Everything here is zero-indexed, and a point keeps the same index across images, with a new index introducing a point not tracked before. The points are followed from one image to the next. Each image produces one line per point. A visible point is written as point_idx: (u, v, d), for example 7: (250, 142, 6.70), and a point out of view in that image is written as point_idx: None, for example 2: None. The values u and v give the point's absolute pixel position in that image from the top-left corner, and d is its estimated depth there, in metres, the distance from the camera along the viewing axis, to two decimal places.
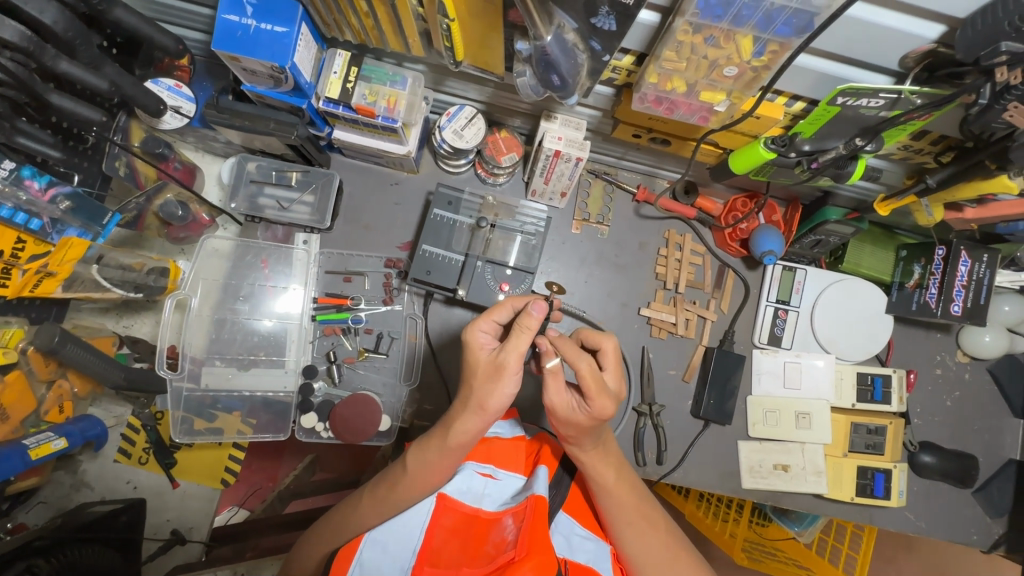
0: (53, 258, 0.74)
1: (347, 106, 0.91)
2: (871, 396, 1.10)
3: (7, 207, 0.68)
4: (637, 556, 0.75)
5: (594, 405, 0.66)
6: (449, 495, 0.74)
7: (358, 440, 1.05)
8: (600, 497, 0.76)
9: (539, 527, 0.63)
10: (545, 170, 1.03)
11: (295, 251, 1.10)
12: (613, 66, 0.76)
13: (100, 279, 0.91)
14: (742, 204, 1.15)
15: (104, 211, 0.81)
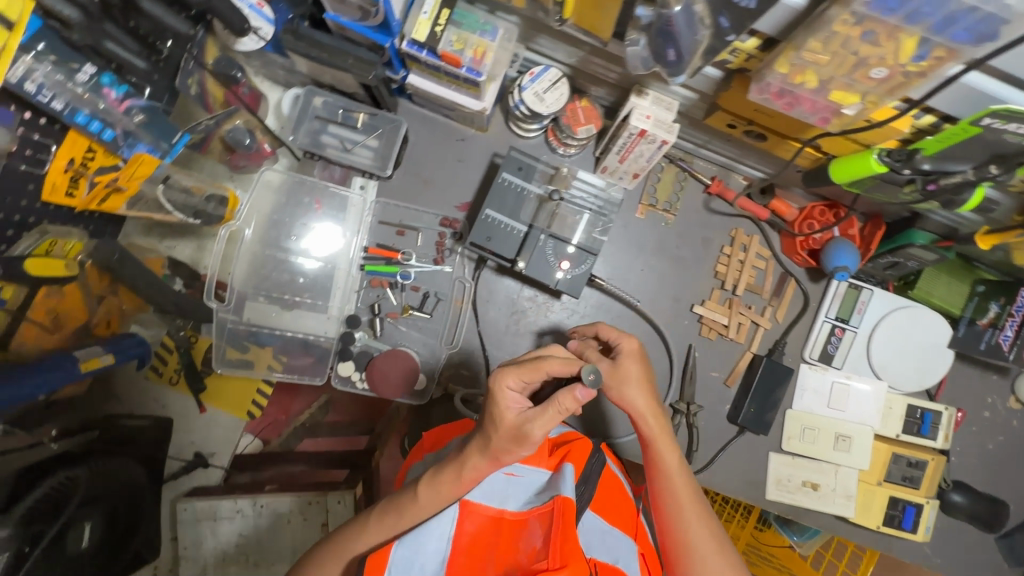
0: (122, 173, 0.71)
1: (432, 50, 0.85)
2: (918, 429, 1.07)
3: (83, 114, 0.64)
4: (695, 547, 0.72)
5: (627, 353, 0.76)
6: (472, 501, 0.67)
7: (393, 397, 1.05)
8: (663, 485, 0.75)
9: (572, 531, 0.57)
10: (623, 148, 0.98)
11: (350, 196, 1.06)
12: (734, 47, 0.70)
13: (163, 202, 0.92)
14: (820, 212, 1.08)
15: (176, 129, 0.74)
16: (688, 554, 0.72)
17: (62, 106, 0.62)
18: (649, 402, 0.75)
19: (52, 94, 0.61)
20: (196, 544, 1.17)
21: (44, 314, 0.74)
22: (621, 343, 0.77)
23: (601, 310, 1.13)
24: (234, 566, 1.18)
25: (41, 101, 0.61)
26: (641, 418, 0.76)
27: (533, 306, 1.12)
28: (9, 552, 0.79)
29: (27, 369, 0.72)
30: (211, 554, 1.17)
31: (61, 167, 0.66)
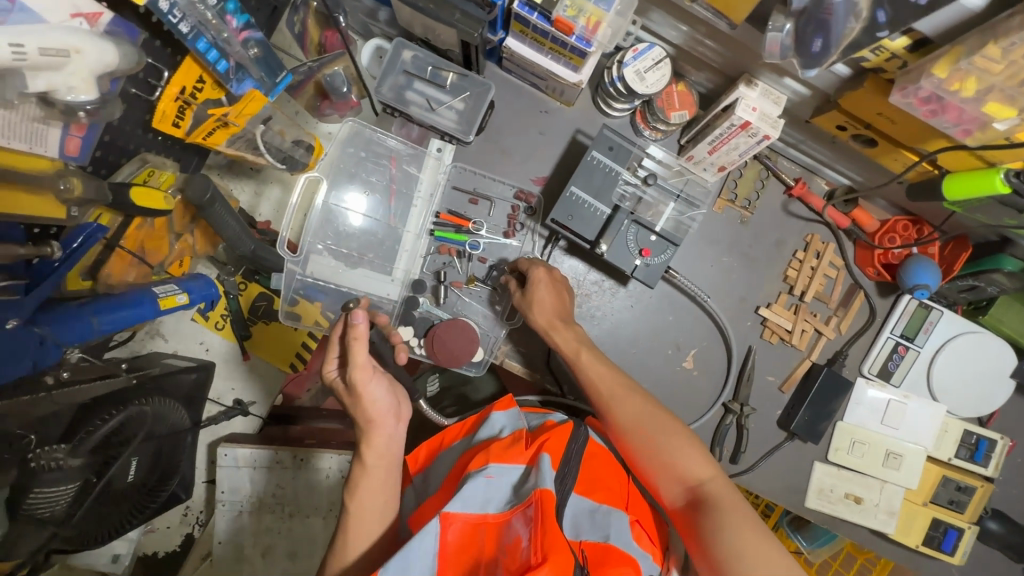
0: (234, 108, 0.66)
1: (545, 14, 0.82)
2: (970, 455, 1.08)
3: (205, 41, 0.60)
4: (630, 424, 0.83)
5: (540, 281, 0.97)
6: (451, 512, 0.68)
7: (452, 366, 1.03)
8: (590, 391, 0.89)
9: (552, 525, 0.64)
10: (717, 139, 0.94)
11: (427, 157, 1.03)
12: (879, 45, 0.66)
13: (260, 143, 0.90)
14: (903, 227, 1.05)
15: (281, 68, 0.72)
16: (626, 430, 0.83)
17: (188, 29, 0.58)
18: (555, 316, 0.96)
19: (181, 16, 0.58)
20: (235, 490, 1.18)
21: (135, 243, 0.73)
22: (533, 270, 0.98)
23: (664, 301, 1.11)
24: (269, 514, 1.19)
25: (171, 21, 0.57)
26: (548, 337, 0.96)
27: (597, 290, 1.10)
28: (76, 484, 0.73)
29: (112, 303, 0.70)
30: (248, 501, 1.18)
31: (171, 94, 0.62)
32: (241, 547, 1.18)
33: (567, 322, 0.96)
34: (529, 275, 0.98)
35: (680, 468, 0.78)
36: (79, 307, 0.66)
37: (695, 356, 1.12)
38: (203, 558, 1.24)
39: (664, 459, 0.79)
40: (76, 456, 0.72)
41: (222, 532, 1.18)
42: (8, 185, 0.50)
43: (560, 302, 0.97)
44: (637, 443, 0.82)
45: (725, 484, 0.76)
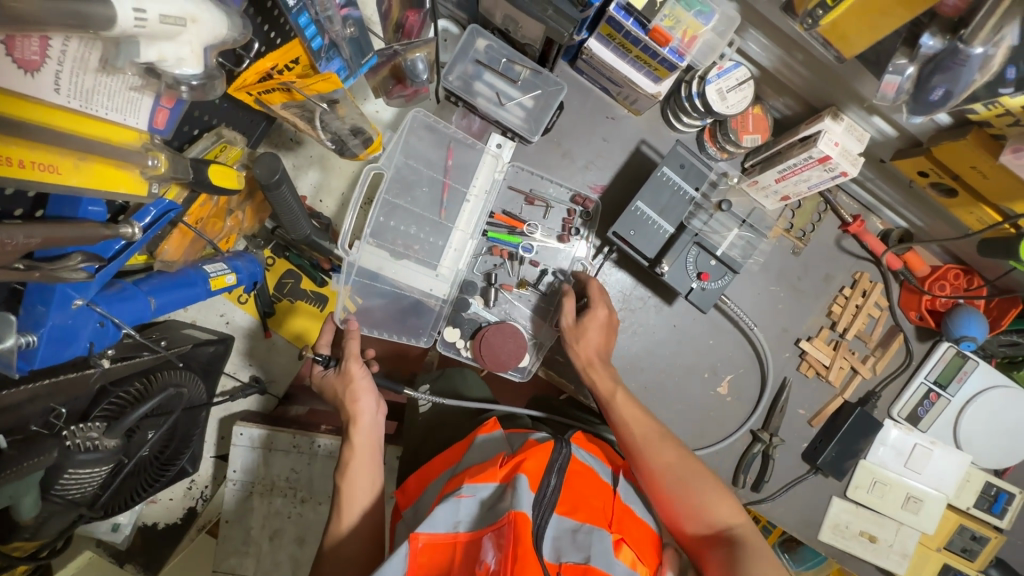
0: (301, 79, 0.62)
1: (641, 21, 0.78)
2: (988, 506, 1.10)
3: (305, 17, 0.60)
4: (662, 466, 0.81)
5: (593, 321, 0.94)
6: (421, 535, 0.66)
7: (498, 369, 1.01)
8: (621, 432, 0.86)
9: (524, 550, 0.62)
10: (788, 169, 0.90)
11: (485, 153, 0.97)
12: (995, 101, 0.64)
13: (319, 119, 0.81)
14: (954, 276, 1.05)
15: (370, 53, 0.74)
16: (658, 475, 0.80)
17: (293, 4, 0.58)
18: (596, 354, 0.94)
19: None
20: (249, 471, 1.15)
21: (198, 219, 0.72)
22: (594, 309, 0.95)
23: (707, 324, 1.09)
24: (279, 498, 1.16)
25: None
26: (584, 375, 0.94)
27: (641, 305, 1.07)
28: (108, 467, 0.68)
29: (167, 284, 0.72)
30: (260, 482, 1.15)
31: (264, 70, 0.61)
32: (248, 529, 1.15)
33: (605, 364, 0.94)
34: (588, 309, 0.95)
35: (713, 516, 0.77)
36: (134, 286, 0.68)
37: (730, 382, 1.11)
38: (204, 528, 1.25)
39: (697, 503, 0.78)
40: (112, 437, 0.68)
41: (230, 511, 1.15)
42: (94, 159, 0.46)
43: (601, 343, 0.95)
44: (668, 488, 0.79)
45: (755, 535, 0.76)
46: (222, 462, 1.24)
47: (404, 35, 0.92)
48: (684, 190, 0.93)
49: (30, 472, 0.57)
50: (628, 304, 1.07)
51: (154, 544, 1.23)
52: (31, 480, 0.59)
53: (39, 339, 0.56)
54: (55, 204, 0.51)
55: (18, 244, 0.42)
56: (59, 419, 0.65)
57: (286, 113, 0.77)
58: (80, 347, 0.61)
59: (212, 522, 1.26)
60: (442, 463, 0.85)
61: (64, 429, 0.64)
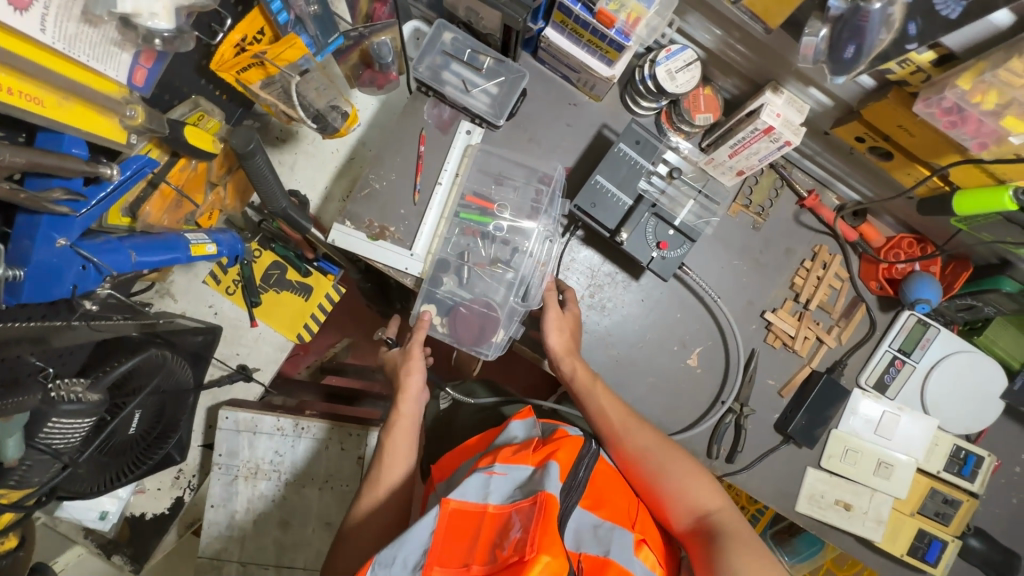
0: (271, 50, 0.77)
1: (588, 6, 0.87)
2: (959, 469, 1.12)
3: None
4: (639, 453, 0.85)
5: (570, 315, 1.02)
6: (453, 502, 0.68)
7: (465, 345, 1.07)
8: (599, 422, 0.90)
9: (550, 528, 0.62)
10: (739, 143, 0.95)
11: (456, 138, 1.04)
12: (906, 58, 0.70)
13: (295, 93, 0.84)
14: (907, 244, 1.10)
15: (334, 29, 0.85)
16: (636, 461, 0.85)
17: None
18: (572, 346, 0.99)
19: None
20: (233, 455, 1.18)
21: (178, 181, 0.81)
22: (568, 306, 1.04)
23: (674, 298, 1.13)
24: (264, 481, 1.19)
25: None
26: (558, 363, 0.98)
27: (610, 282, 1.11)
28: (92, 420, 0.72)
29: (151, 245, 0.77)
30: (245, 466, 1.18)
31: (235, 41, 0.74)
32: (233, 513, 1.18)
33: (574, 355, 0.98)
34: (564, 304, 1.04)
35: (690, 498, 0.80)
36: (119, 241, 0.73)
37: (699, 355, 1.14)
38: (189, 525, 1.30)
39: (673, 486, 0.81)
40: (96, 392, 0.72)
41: (216, 496, 1.18)
42: (77, 100, 0.56)
43: (572, 333, 1.01)
44: (645, 472, 0.83)
45: (732, 515, 0.78)
46: (208, 451, 1.26)
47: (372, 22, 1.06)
48: (639, 164, 1.00)
49: (15, 411, 0.62)
50: (596, 280, 1.11)
51: (138, 536, 1.24)
52: (16, 422, 0.64)
53: (25, 273, 0.62)
54: (42, 139, 0.58)
55: (4, 161, 0.52)
56: (47, 378, 0.69)
57: (266, 94, 0.83)
58: (64, 288, 0.66)
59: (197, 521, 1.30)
60: (476, 444, 0.88)
61: (51, 382, 0.69)
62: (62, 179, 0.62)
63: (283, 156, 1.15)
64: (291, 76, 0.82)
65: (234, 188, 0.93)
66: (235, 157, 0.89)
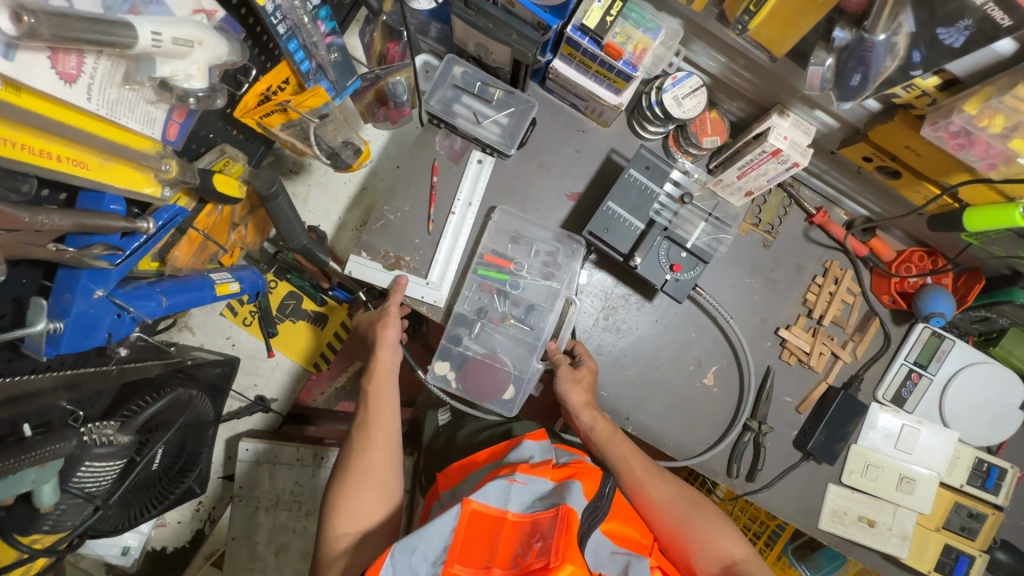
0: (295, 97, 0.79)
1: (596, 39, 0.89)
2: (982, 482, 1.12)
3: (294, 42, 0.74)
4: (664, 502, 0.86)
5: (586, 369, 1.01)
6: (474, 502, 0.68)
7: (480, 401, 1.08)
8: (620, 471, 0.90)
9: (575, 538, 0.62)
10: (746, 165, 0.96)
11: (469, 165, 1.06)
12: (911, 83, 0.71)
13: (312, 134, 0.89)
14: (918, 257, 1.10)
15: (353, 75, 0.87)
16: (661, 511, 0.86)
17: (284, 31, 0.72)
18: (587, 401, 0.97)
19: (281, 19, 0.71)
20: (254, 486, 1.19)
21: (204, 226, 0.84)
22: (583, 360, 1.03)
23: (687, 318, 1.13)
24: (285, 512, 1.19)
25: (273, 22, 0.70)
26: (577, 416, 0.97)
27: (624, 303, 1.12)
28: (122, 461, 0.75)
29: (178, 287, 0.79)
30: (265, 497, 1.19)
31: (260, 90, 0.75)
32: (254, 545, 1.18)
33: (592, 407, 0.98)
34: (579, 360, 1.04)
35: (718, 547, 0.82)
36: (149, 287, 0.75)
37: (715, 374, 1.14)
38: (209, 557, 1.25)
39: (699, 536, 0.83)
40: (126, 433, 0.75)
41: (236, 528, 1.18)
42: (117, 160, 0.61)
43: (590, 386, 1.00)
44: (671, 522, 0.85)
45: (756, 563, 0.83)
46: (228, 483, 1.26)
47: (385, 62, 1.11)
48: (649, 188, 1.02)
49: (53, 458, 0.65)
50: (610, 302, 1.12)
51: (162, 568, 1.25)
52: (54, 467, 0.65)
53: (65, 326, 0.63)
54: (84, 201, 0.62)
55: (54, 227, 0.56)
56: (77, 420, 0.72)
57: (284, 134, 0.87)
58: (99, 336, 0.68)
59: (217, 552, 1.25)
60: (487, 457, 0.86)
61: (82, 425, 0.72)
62: (103, 235, 0.64)
63: (298, 189, 1.18)
64: (313, 119, 0.85)
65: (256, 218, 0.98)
66: (255, 195, 0.94)
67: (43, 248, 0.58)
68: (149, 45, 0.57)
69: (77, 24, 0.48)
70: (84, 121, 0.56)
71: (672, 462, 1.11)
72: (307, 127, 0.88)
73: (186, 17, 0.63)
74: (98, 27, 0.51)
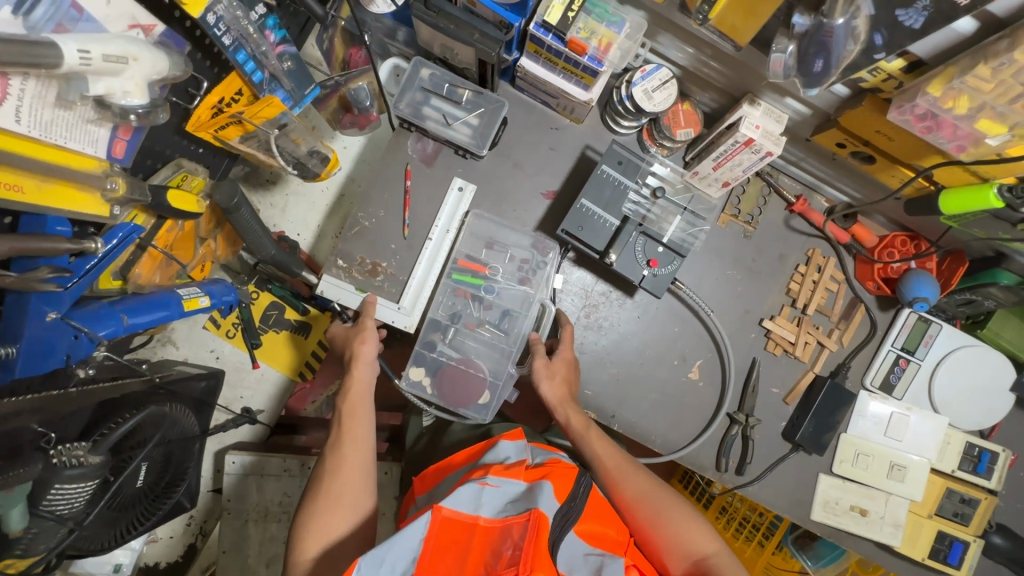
0: (248, 109, 0.78)
1: (559, 36, 0.88)
2: (974, 467, 1.11)
3: (243, 53, 0.74)
4: (635, 498, 0.86)
5: (563, 361, 1.01)
6: (444, 509, 0.67)
7: (456, 408, 1.07)
8: (596, 465, 0.91)
9: (544, 549, 0.62)
10: (721, 156, 0.94)
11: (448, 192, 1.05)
12: (876, 67, 0.70)
13: (274, 146, 0.89)
14: (901, 242, 1.09)
15: (309, 81, 0.88)
16: (634, 506, 0.85)
17: (231, 43, 0.72)
18: (567, 397, 0.98)
19: (225, 28, 0.71)
20: (241, 498, 1.18)
21: (166, 243, 0.86)
22: (561, 352, 1.02)
23: (669, 312, 1.12)
24: (274, 523, 1.19)
25: (217, 34, 0.70)
26: (554, 412, 0.98)
27: (605, 300, 1.11)
28: (94, 482, 0.74)
29: (140, 305, 0.81)
30: (254, 509, 1.19)
31: (212, 103, 0.76)
32: (245, 558, 1.18)
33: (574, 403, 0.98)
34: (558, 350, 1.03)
35: (688, 543, 0.81)
36: (110, 305, 0.78)
37: (700, 368, 1.12)
38: (204, 571, 1.26)
39: (671, 533, 0.82)
40: (97, 453, 0.73)
41: (226, 541, 1.18)
42: (57, 181, 0.63)
43: (568, 380, 1.00)
44: (645, 517, 0.84)
45: (728, 560, 0.81)
46: (218, 495, 1.25)
47: (349, 68, 1.09)
48: (622, 184, 1.01)
49: (17, 482, 0.64)
50: (591, 299, 1.11)
51: None
52: (16, 493, 0.65)
53: (18, 349, 0.65)
54: (28, 223, 0.64)
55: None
56: (49, 442, 0.69)
57: (246, 146, 0.87)
58: (58, 358, 0.70)
59: (212, 565, 1.26)
60: (463, 458, 0.85)
61: (53, 448, 0.70)
62: (49, 257, 0.66)
63: (275, 199, 1.17)
64: (272, 131, 0.85)
65: (224, 233, 0.99)
66: (219, 210, 0.95)
67: None
68: (78, 63, 0.57)
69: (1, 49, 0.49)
70: (24, 147, 0.59)
71: (659, 457, 1.10)
72: (267, 138, 0.88)
73: (121, 32, 0.63)
74: (21, 49, 0.51)
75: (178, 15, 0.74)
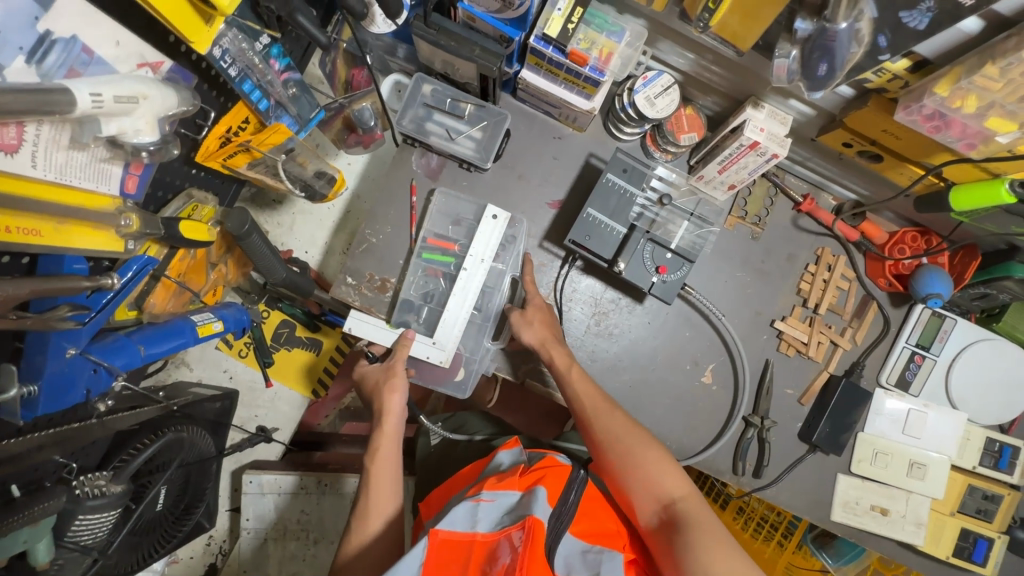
0: (255, 138, 0.81)
1: (560, 48, 0.88)
2: (995, 462, 1.10)
3: (250, 84, 0.77)
4: (606, 441, 0.86)
5: (535, 306, 1.00)
6: (443, 532, 0.66)
7: (435, 386, 1.09)
8: (573, 406, 0.91)
9: (540, 556, 0.63)
10: (726, 159, 0.94)
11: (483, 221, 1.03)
12: (880, 68, 0.70)
13: (281, 170, 0.90)
14: (911, 238, 1.08)
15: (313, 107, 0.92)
16: (604, 447, 0.85)
17: (238, 75, 0.74)
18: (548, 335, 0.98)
19: (231, 62, 0.72)
20: (261, 518, 1.21)
21: (178, 272, 0.88)
22: (533, 300, 1.01)
23: (679, 317, 1.12)
24: (293, 542, 1.22)
25: (223, 66, 0.71)
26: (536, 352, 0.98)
27: (614, 308, 1.11)
28: (117, 510, 0.76)
29: (157, 335, 0.83)
30: (273, 528, 1.21)
31: (220, 133, 0.78)
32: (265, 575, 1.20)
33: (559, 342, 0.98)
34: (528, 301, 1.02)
35: (655, 487, 0.80)
36: (126, 337, 0.79)
37: (713, 372, 1.12)
38: None
39: (638, 478, 0.81)
40: (118, 482, 0.75)
41: (246, 558, 1.21)
42: (72, 222, 0.64)
43: (548, 323, 0.99)
44: (613, 460, 0.84)
45: (697, 503, 0.79)
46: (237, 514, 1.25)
47: (352, 89, 1.11)
48: (627, 191, 1.01)
49: (42, 516, 0.65)
50: (600, 307, 1.10)
51: None
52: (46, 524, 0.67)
53: (40, 387, 0.65)
54: (46, 263, 0.66)
55: (9, 294, 0.57)
56: (70, 473, 0.72)
57: (254, 172, 0.88)
58: (77, 393, 0.71)
59: None
60: (466, 476, 0.86)
61: (75, 478, 0.72)
62: (67, 296, 0.67)
63: (283, 218, 1.18)
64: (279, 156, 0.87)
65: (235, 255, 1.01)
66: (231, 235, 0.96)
67: (4, 317, 0.59)
68: (91, 106, 0.58)
69: (14, 98, 0.50)
70: (43, 191, 0.60)
71: None
72: (275, 163, 0.89)
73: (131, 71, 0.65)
74: (38, 98, 0.52)
75: (184, 50, 0.75)
